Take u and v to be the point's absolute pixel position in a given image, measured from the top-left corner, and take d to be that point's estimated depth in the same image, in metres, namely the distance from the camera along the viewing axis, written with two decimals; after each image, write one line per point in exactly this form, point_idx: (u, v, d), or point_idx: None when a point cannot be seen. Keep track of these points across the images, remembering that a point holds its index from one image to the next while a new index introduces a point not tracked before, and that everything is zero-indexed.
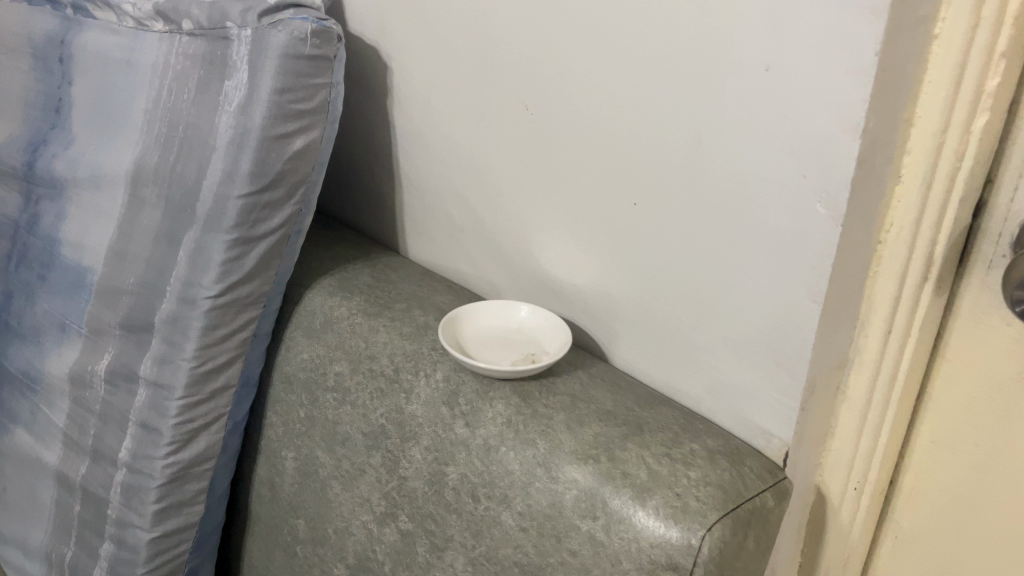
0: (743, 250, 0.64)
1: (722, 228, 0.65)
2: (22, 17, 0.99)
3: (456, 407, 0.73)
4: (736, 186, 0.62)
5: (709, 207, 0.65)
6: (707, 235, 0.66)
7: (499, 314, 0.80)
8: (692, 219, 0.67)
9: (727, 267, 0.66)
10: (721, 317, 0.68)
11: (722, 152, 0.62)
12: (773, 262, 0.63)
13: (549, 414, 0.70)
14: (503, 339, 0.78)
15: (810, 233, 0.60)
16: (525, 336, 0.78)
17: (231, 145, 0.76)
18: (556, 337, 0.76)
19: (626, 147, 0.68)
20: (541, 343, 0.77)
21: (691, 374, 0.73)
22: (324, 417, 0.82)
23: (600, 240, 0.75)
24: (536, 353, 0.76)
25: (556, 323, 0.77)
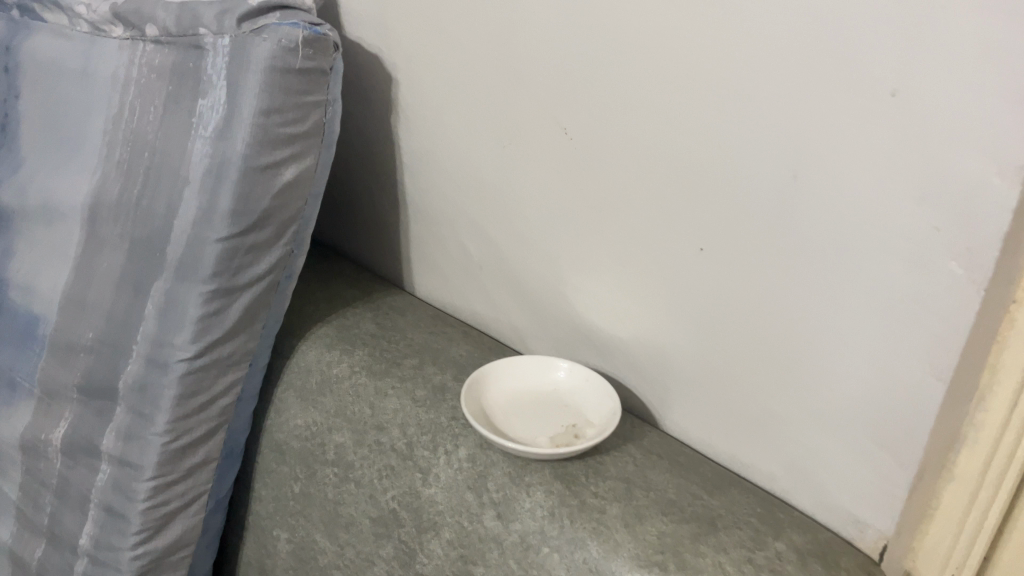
0: (843, 312, 0.52)
1: (817, 284, 0.52)
2: None
3: (485, 494, 0.60)
4: (840, 235, 0.50)
5: (801, 258, 0.52)
6: (796, 292, 0.54)
7: (529, 376, 0.68)
8: (777, 271, 0.54)
9: (821, 331, 0.54)
10: (809, 391, 0.56)
11: (823, 194, 0.49)
12: (885, 331, 0.50)
13: (601, 506, 0.57)
14: (537, 406, 0.66)
15: (939, 297, 0.47)
16: (563, 403, 0.66)
17: (208, 178, 0.63)
18: (603, 404, 0.64)
19: (695, 181, 0.56)
20: (583, 412, 0.65)
21: (765, 451, 0.61)
22: (323, 495, 0.70)
23: (654, 290, 0.62)
24: (579, 425, 0.64)
25: (602, 388, 0.65)
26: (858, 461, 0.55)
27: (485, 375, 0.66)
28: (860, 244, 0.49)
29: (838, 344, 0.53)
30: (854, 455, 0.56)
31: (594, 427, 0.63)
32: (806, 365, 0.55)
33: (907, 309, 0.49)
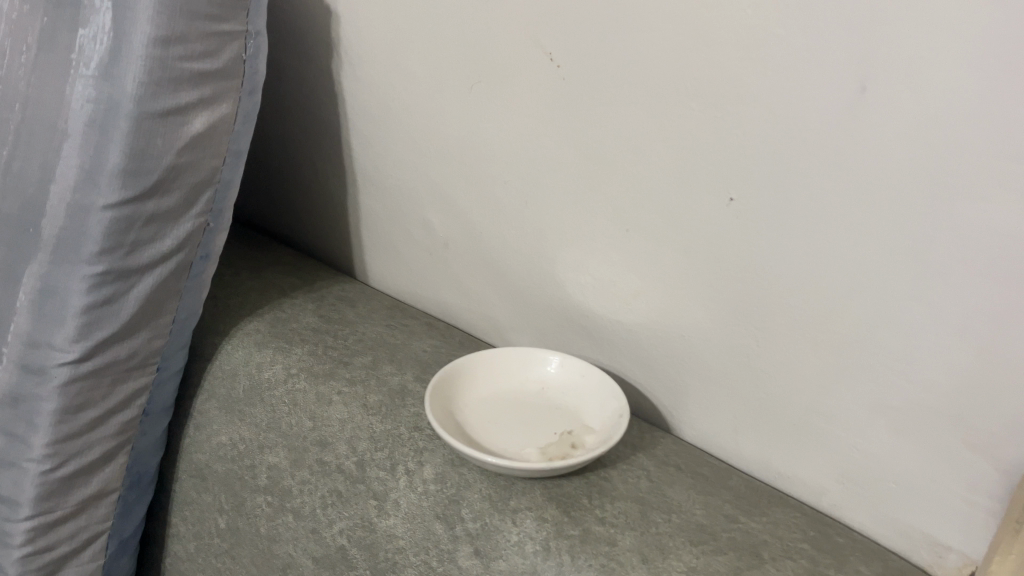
0: (923, 267, 0.39)
1: (893, 236, 0.39)
2: None
3: (458, 526, 0.47)
4: (924, 165, 0.37)
5: (868, 198, 0.39)
6: (859, 244, 0.41)
7: (513, 373, 0.55)
8: (832, 219, 0.41)
9: (895, 296, 0.41)
10: (874, 378, 0.43)
11: (908, 105, 0.37)
12: (984, 290, 0.38)
13: (610, 536, 0.44)
14: (522, 411, 0.53)
15: None
16: (554, 406, 0.53)
17: (91, 128, 0.49)
18: (605, 405, 0.51)
19: (724, 107, 0.42)
20: (580, 416, 0.52)
21: (811, 459, 0.48)
22: (254, 531, 0.56)
23: (668, 258, 0.49)
24: (576, 432, 0.50)
25: (603, 385, 0.52)
26: (939, 467, 0.43)
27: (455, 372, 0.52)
28: (953, 176, 0.37)
29: (917, 315, 0.40)
30: (936, 462, 0.43)
31: (596, 433, 0.50)
32: (873, 346, 0.43)
33: (1022, 257, 0.36)
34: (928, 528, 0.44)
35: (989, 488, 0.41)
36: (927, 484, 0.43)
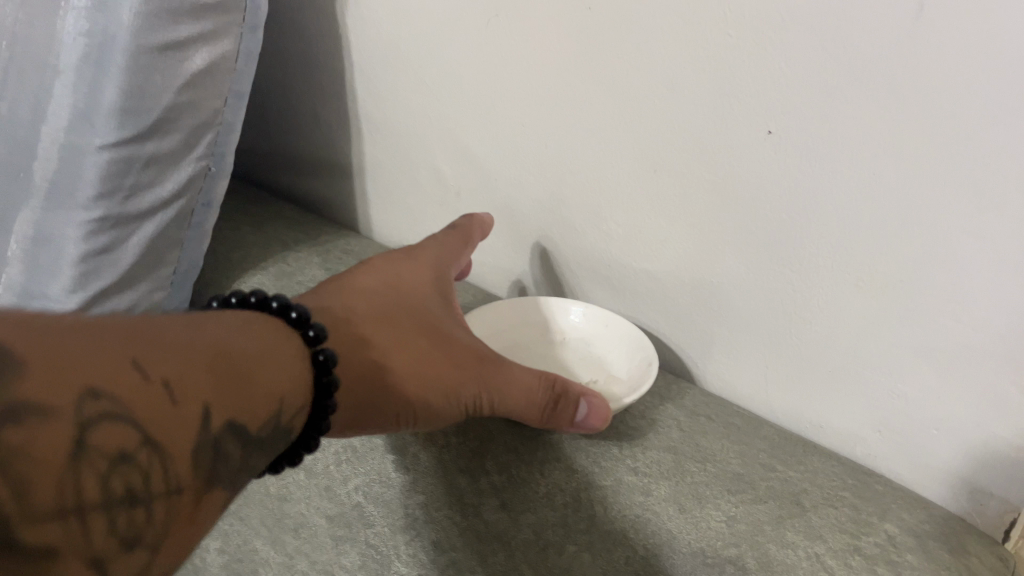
0: (974, 197, 0.37)
1: (950, 166, 0.37)
2: None
3: (484, 479, 0.44)
4: (990, 85, 0.35)
5: (923, 127, 0.37)
6: (909, 178, 0.39)
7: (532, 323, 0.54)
8: (881, 149, 0.39)
9: (949, 232, 0.39)
10: (918, 320, 0.42)
11: (972, 19, 0.34)
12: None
13: (646, 486, 0.43)
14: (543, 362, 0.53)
15: None
16: (575, 355, 0.53)
17: (84, 63, 0.46)
18: (632, 355, 0.50)
19: (766, 28, 0.40)
20: (604, 365, 0.51)
21: (848, 407, 0.47)
22: (264, 490, 0.54)
23: (698, 201, 0.47)
24: (602, 382, 0.50)
25: (627, 333, 0.51)
26: (988, 412, 0.41)
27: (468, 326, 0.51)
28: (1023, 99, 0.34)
29: (967, 252, 0.38)
30: (982, 406, 0.41)
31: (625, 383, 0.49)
32: (921, 284, 0.41)
33: None
34: (970, 474, 0.43)
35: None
36: (974, 429, 0.42)
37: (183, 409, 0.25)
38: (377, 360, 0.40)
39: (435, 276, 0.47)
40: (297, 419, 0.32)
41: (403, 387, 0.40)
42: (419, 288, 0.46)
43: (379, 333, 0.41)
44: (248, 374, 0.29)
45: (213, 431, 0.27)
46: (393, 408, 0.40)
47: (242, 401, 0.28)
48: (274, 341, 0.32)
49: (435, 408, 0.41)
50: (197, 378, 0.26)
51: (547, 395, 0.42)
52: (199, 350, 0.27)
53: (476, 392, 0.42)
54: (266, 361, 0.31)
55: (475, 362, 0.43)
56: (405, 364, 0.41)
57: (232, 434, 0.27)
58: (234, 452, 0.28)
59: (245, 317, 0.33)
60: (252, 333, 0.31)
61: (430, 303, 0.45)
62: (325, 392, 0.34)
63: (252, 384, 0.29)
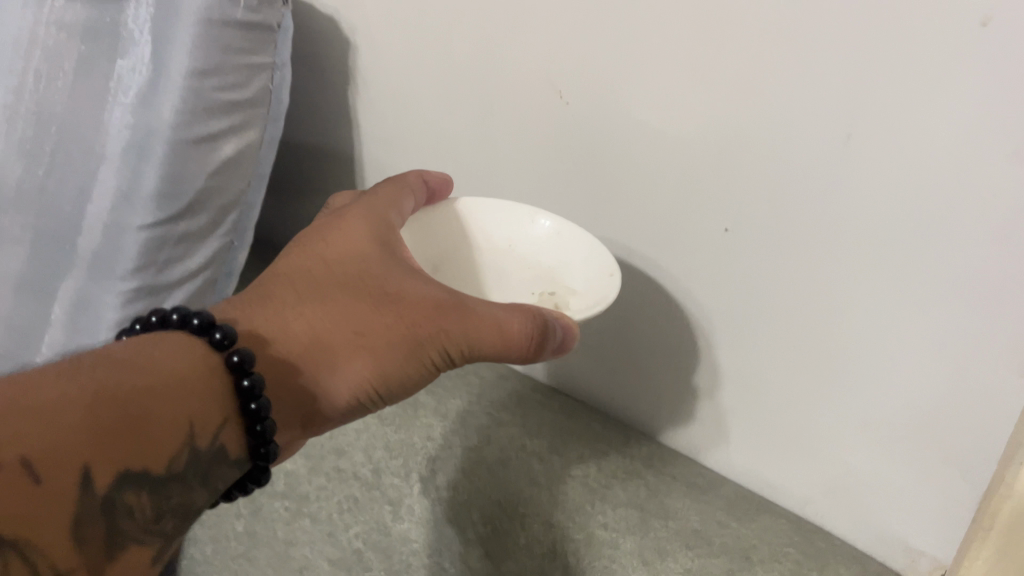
0: (896, 299, 0.43)
1: (880, 274, 0.43)
2: None
3: (470, 529, 0.52)
4: (904, 209, 0.41)
5: (858, 240, 0.43)
6: (840, 281, 0.45)
7: (490, 241, 0.53)
8: (821, 254, 0.45)
9: (880, 326, 0.45)
10: (856, 398, 0.48)
11: (893, 155, 0.40)
12: (953, 324, 0.42)
13: (613, 540, 0.49)
14: (498, 283, 0.52)
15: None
16: (531, 274, 0.52)
17: (129, 152, 0.53)
18: (599, 272, 0.48)
19: (712, 147, 0.46)
20: (560, 279, 0.51)
21: (798, 471, 0.53)
22: (270, 535, 0.56)
23: (666, 287, 0.53)
24: (560, 295, 0.49)
25: (596, 256, 0.50)
26: (917, 479, 0.47)
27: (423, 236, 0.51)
28: (936, 221, 0.40)
29: (893, 344, 0.45)
30: (910, 473, 0.47)
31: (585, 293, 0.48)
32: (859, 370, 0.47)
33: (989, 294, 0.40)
34: (905, 531, 0.49)
35: (960, 496, 0.46)
36: (903, 492, 0.48)
37: (55, 480, 0.28)
38: (297, 347, 0.38)
39: (374, 231, 0.42)
40: (222, 436, 0.34)
41: (339, 374, 0.39)
42: (358, 252, 0.41)
43: (302, 321, 0.38)
44: (136, 416, 0.31)
45: (104, 488, 0.29)
46: (339, 392, 0.39)
47: (129, 451, 0.30)
48: (174, 368, 0.33)
49: (395, 379, 0.40)
50: (68, 442, 0.28)
51: (527, 328, 0.38)
52: (76, 411, 0.29)
53: (439, 340, 0.39)
54: (172, 388, 0.32)
55: (438, 309, 0.39)
56: (340, 339, 0.39)
57: (128, 483, 0.30)
58: (142, 494, 0.31)
59: (143, 341, 0.34)
60: (144, 367, 0.32)
61: (375, 261, 0.41)
62: (255, 409, 0.35)
63: (148, 426, 0.31)
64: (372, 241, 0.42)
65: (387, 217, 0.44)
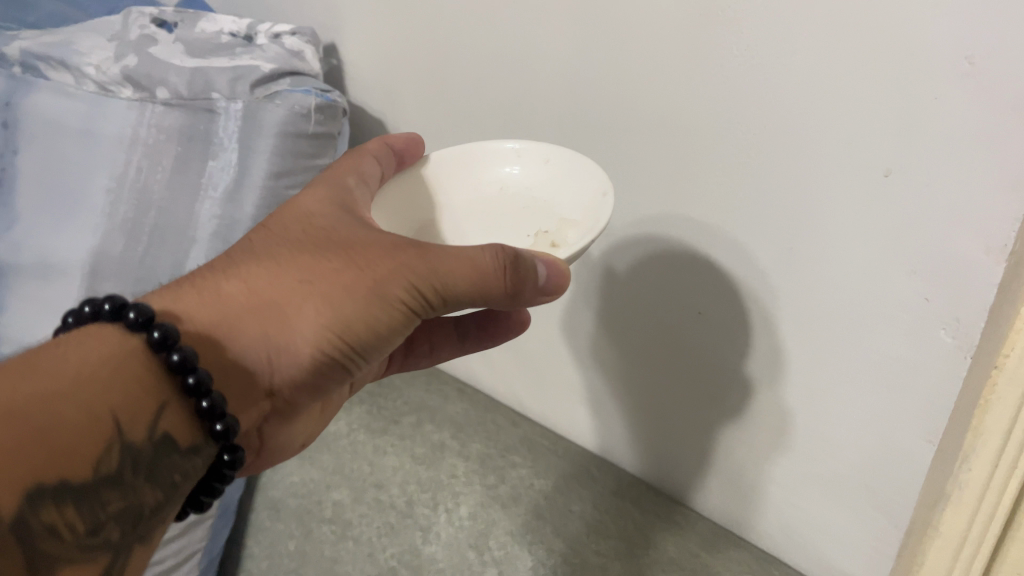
0: (815, 381, 0.59)
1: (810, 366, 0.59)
2: None
3: (488, 554, 0.64)
4: (822, 300, 0.55)
5: (791, 319, 0.57)
6: (776, 370, 0.62)
7: (477, 183, 0.58)
8: (763, 344, 0.61)
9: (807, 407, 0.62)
10: (793, 452, 0.65)
11: (810, 254, 0.54)
12: (859, 397, 0.57)
13: (604, 565, 0.62)
14: (491, 216, 0.57)
15: (929, 366, 0.52)
16: (523, 206, 0.56)
17: (215, 238, 0.69)
18: (585, 184, 0.53)
19: (697, 247, 0.60)
20: (553, 206, 0.55)
21: (758, 506, 0.70)
22: (319, 553, 0.68)
23: (650, 369, 0.72)
24: (554, 230, 0.53)
25: (577, 177, 0.54)
26: (840, 512, 0.64)
27: (408, 192, 0.56)
28: (849, 308, 0.54)
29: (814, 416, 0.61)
30: (834, 505, 0.64)
31: (583, 217, 0.51)
32: (812, 416, 0.61)
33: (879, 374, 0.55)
34: (831, 551, 0.67)
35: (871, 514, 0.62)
36: (831, 521, 0.65)
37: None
38: (249, 309, 0.43)
39: (332, 201, 0.48)
40: (159, 419, 0.39)
41: (293, 328, 0.44)
42: (321, 219, 0.47)
43: (253, 283, 0.44)
44: (38, 424, 0.34)
45: (9, 509, 0.32)
46: (300, 338, 0.44)
47: (34, 462, 0.33)
48: (87, 364, 0.37)
49: (353, 323, 0.44)
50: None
51: (496, 257, 0.43)
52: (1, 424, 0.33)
53: (398, 278, 0.43)
54: (77, 386, 0.36)
55: (398, 249, 0.44)
56: (291, 293, 0.44)
57: (39, 496, 0.33)
58: (58, 501, 0.34)
59: (57, 345, 0.38)
60: (55, 371, 0.36)
61: (335, 224, 0.46)
62: (195, 383, 0.40)
63: (68, 425, 0.35)
64: (330, 207, 0.48)
65: (346, 183, 0.50)
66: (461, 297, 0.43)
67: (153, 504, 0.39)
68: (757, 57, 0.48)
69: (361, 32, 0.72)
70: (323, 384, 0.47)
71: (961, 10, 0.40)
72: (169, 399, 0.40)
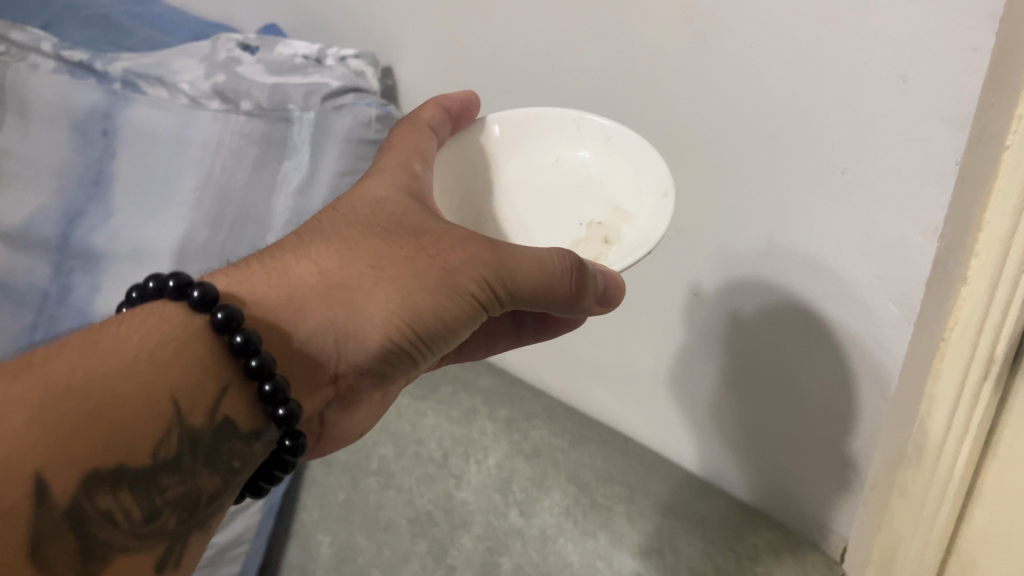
0: (781, 353, 0.70)
1: (778, 343, 0.70)
2: (42, 82, 0.96)
3: (510, 496, 0.84)
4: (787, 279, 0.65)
5: (762, 296, 0.68)
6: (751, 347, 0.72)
7: (535, 150, 0.66)
8: (745, 321, 0.71)
9: (782, 382, 0.72)
10: (767, 418, 0.75)
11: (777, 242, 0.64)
12: (822, 367, 0.68)
13: (608, 504, 0.83)
14: (552, 191, 0.66)
15: (891, 333, 0.61)
16: (579, 186, 0.65)
17: (287, 225, 0.83)
18: (643, 178, 0.61)
19: (694, 237, 0.70)
20: (609, 195, 0.63)
21: (743, 467, 0.81)
22: (368, 501, 0.85)
23: (647, 355, 0.82)
24: (606, 225, 0.62)
25: (633, 171, 0.62)
26: (807, 469, 0.76)
27: (465, 157, 0.66)
28: (817, 285, 0.63)
29: (784, 386, 0.72)
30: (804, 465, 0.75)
31: (639, 215, 0.60)
32: (791, 384, 0.71)
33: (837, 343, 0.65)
34: (808, 505, 0.78)
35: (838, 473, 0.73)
36: (803, 478, 0.76)
37: (13, 491, 0.37)
38: (328, 288, 0.51)
39: (405, 193, 0.57)
40: (219, 401, 0.46)
41: (365, 312, 0.52)
42: (397, 209, 0.56)
43: (330, 267, 0.52)
44: (97, 411, 0.40)
45: (63, 496, 0.38)
46: (371, 319, 0.52)
47: (90, 448, 0.39)
48: (146, 351, 0.43)
49: (422, 309, 0.52)
50: (24, 455, 0.37)
51: (563, 262, 0.52)
52: (52, 417, 0.39)
53: (469, 273, 0.52)
54: (136, 368, 0.42)
55: (471, 246, 0.53)
56: (366, 277, 0.52)
57: (93, 483, 0.39)
58: (113, 488, 0.40)
59: (127, 331, 0.44)
60: (118, 359, 0.42)
61: (407, 217, 0.55)
62: (256, 366, 0.46)
63: (120, 413, 0.41)
64: (403, 200, 0.57)
65: (412, 169, 0.60)
66: (528, 290, 0.52)
67: (211, 490, 0.45)
68: (739, 78, 0.58)
69: (410, 57, 0.84)
70: (388, 372, 0.55)
71: (904, 43, 0.49)
72: (229, 384, 0.46)
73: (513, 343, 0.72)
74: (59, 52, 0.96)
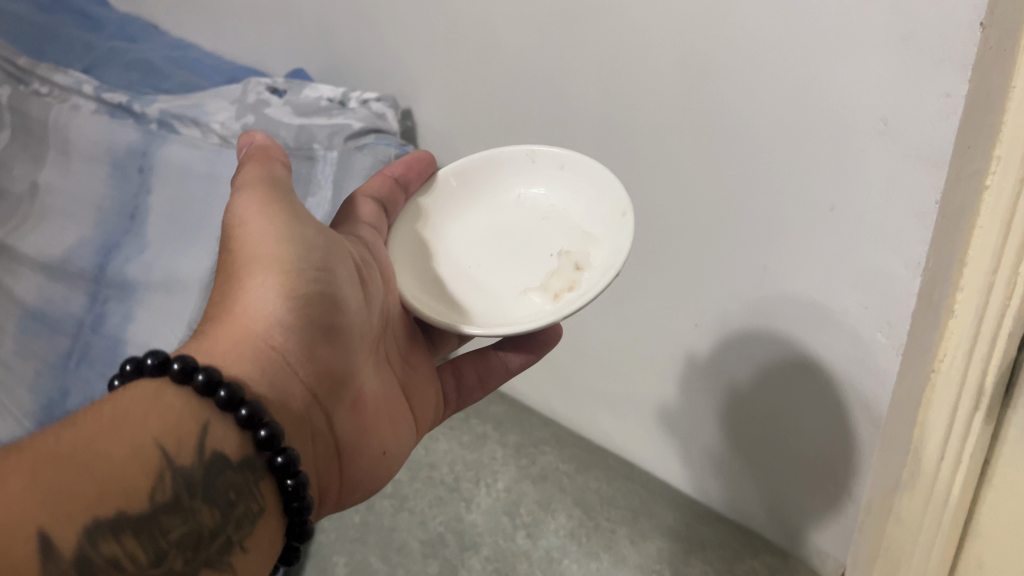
0: (783, 381, 0.73)
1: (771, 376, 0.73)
2: (87, 122, 1.04)
3: (518, 518, 0.88)
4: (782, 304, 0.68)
5: (755, 327, 0.71)
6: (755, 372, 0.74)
7: (495, 191, 0.70)
8: (749, 348, 0.73)
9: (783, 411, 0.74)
10: (766, 445, 0.79)
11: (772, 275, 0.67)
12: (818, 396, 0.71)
13: (612, 527, 0.86)
14: (516, 229, 0.68)
15: (878, 360, 0.64)
16: (545, 216, 0.67)
17: None
18: (611, 212, 0.63)
19: (692, 272, 0.73)
20: (575, 220, 0.65)
21: (748, 494, 0.84)
22: (383, 523, 0.88)
23: (652, 382, 0.85)
24: (576, 253, 0.63)
25: (607, 203, 0.64)
26: (806, 494, 0.79)
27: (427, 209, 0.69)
28: (808, 318, 0.67)
29: (784, 414, 0.75)
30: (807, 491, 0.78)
31: (603, 236, 0.62)
32: (789, 410, 0.74)
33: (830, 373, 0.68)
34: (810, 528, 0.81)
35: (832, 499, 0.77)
36: (806, 503, 0.80)
37: (18, 547, 0.33)
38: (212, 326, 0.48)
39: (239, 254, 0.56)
40: (205, 438, 0.42)
41: (257, 313, 0.49)
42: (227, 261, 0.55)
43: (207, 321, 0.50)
44: (88, 460, 0.36)
45: (70, 546, 0.34)
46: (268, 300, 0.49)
47: (89, 497, 0.36)
48: (123, 406, 0.40)
49: (284, 250, 0.51)
50: (23, 515, 0.33)
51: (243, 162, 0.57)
52: (41, 470, 0.35)
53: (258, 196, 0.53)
54: (116, 422, 0.39)
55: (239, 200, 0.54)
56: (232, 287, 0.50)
57: (99, 532, 0.35)
58: (117, 532, 0.36)
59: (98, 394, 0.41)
60: (95, 414, 0.39)
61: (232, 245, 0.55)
62: (227, 394, 0.42)
63: (111, 460, 0.37)
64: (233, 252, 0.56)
65: None
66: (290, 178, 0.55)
67: (215, 530, 0.41)
68: (731, 120, 0.62)
69: (425, 95, 0.88)
70: (331, 330, 0.52)
71: (882, 87, 0.52)
72: (210, 420, 0.43)
73: (506, 375, 0.74)
74: (100, 94, 1.04)
